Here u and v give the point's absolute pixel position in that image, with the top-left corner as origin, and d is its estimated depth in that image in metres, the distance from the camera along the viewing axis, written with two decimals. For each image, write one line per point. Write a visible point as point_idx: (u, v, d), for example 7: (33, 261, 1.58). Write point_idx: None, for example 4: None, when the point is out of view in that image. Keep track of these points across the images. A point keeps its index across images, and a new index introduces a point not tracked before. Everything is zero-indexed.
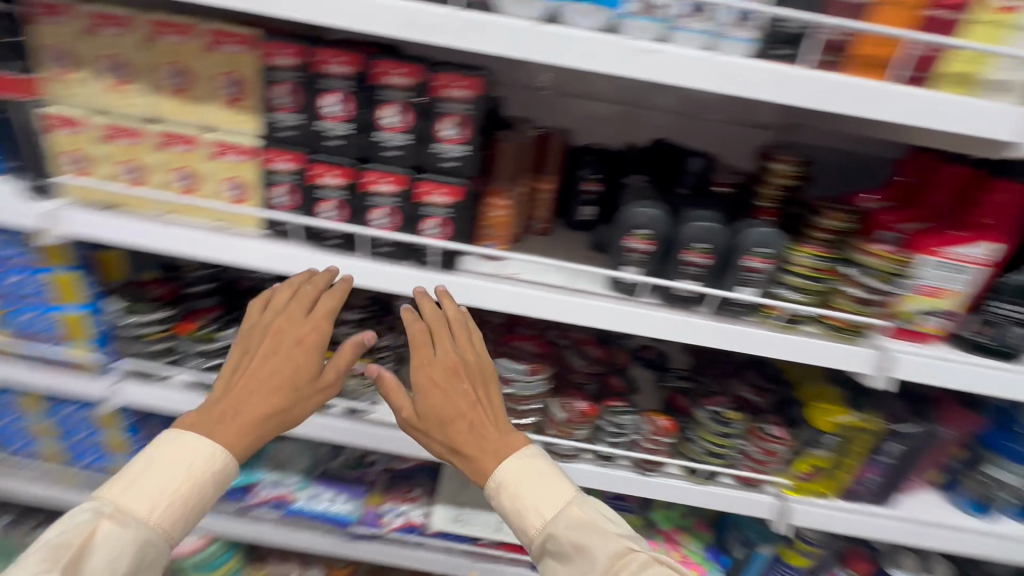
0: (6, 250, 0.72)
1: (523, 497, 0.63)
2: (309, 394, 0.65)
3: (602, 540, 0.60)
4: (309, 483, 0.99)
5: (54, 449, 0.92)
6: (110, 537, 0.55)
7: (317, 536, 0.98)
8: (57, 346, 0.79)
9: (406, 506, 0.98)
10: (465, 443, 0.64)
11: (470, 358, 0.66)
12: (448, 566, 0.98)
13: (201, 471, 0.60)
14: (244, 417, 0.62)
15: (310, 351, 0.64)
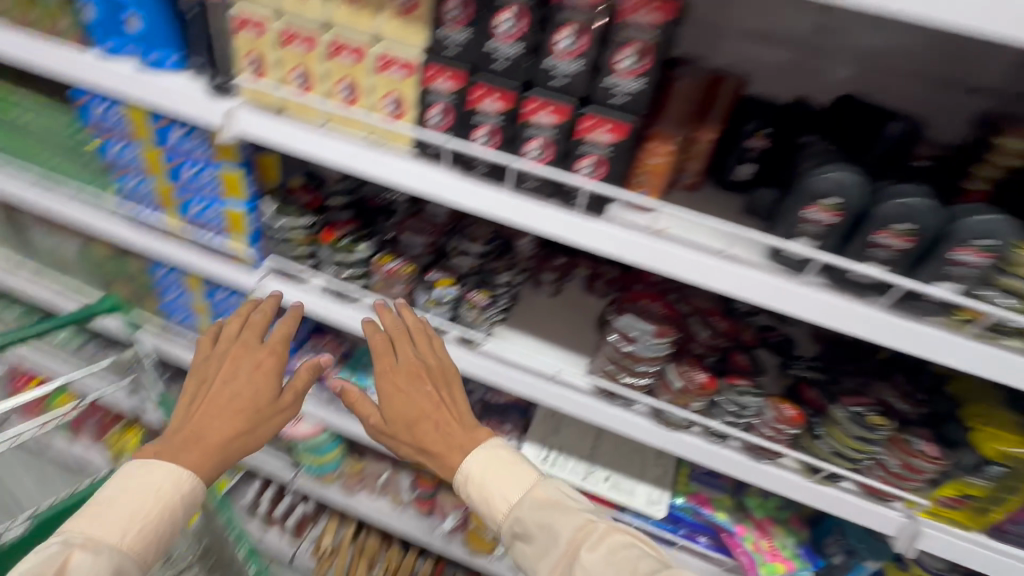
0: (188, 143, 0.80)
1: (489, 485, 0.68)
2: (270, 414, 0.72)
3: (567, 514, 0.63)
4: None
5: (208, 326, 1.05)
6: (83, 565, 0.55)
7: None
8: (220, 236, 0.88)
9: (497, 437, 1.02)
10: (430, 440, 0.71)
11: (420, 366, 0.75)
12: None
13: (171, 493, 0.63)
14: (209, 439, 0.67)
15: (268, 373, 0.73)
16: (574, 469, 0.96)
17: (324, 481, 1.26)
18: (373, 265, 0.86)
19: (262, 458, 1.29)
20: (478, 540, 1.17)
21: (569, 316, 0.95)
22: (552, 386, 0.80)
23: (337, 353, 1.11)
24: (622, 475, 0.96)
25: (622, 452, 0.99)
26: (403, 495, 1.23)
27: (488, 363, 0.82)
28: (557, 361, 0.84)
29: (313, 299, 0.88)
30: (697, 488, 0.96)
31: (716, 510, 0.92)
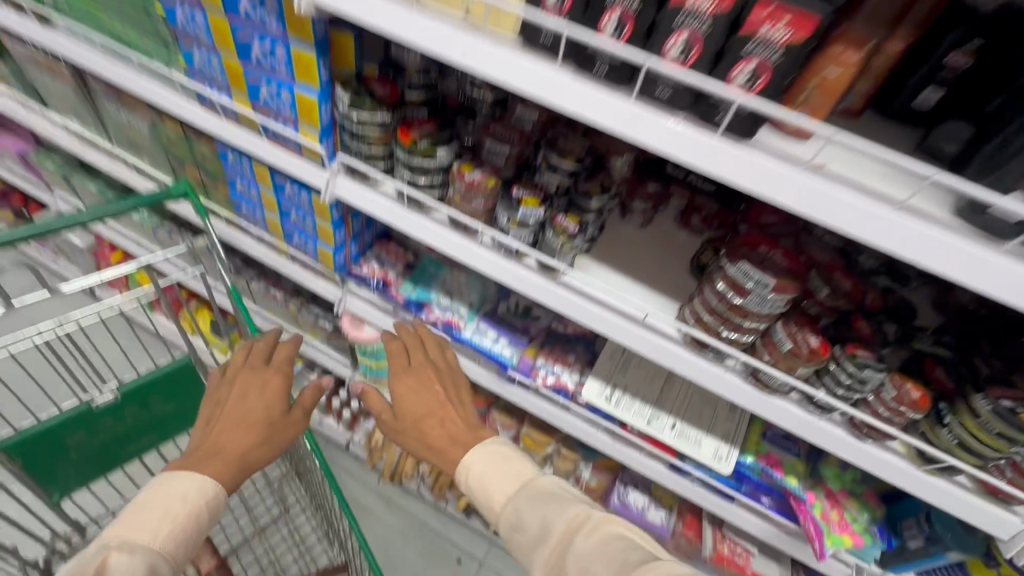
0: (262, 14, 0.70)
1: (488, 478, 0.70)
2: (282, 427, 0.78)
3: (563, 505, 0.63)
4: (475, 317, 1.01)
5: (276, 221, 1.02)
6: (121, 563, 0.55)
7: (475, 367, 1.02)
8: (291, 127, 0.81)
9: (560, 368, 0.98)
10: (434, 433, 0.78)
11: (431, 367, 0.86)
12: (587, 435, 0.99)
13: (196, 499, 0.65)
14: (228, 450, 0.71)
15: (276, 389, 0.79)
16: (640, 412, 0.92)
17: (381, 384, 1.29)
18: (452, 174, 0.78)
19: (323, 354, 1.32)
20: None
21: (658, 253, 0.86)
22: (637, 329, 0.73)
23: (401, 263, 1.06)
24: (689, 425, 0.90)
25: (691, 401, 0.93)
26: None
27: (568, 295, 0.75)
28: (643, 303, 0.76)
29: (384, 205, 0.81)
30: (769, 449, 0.89)
31: (788, 475, 0.87)
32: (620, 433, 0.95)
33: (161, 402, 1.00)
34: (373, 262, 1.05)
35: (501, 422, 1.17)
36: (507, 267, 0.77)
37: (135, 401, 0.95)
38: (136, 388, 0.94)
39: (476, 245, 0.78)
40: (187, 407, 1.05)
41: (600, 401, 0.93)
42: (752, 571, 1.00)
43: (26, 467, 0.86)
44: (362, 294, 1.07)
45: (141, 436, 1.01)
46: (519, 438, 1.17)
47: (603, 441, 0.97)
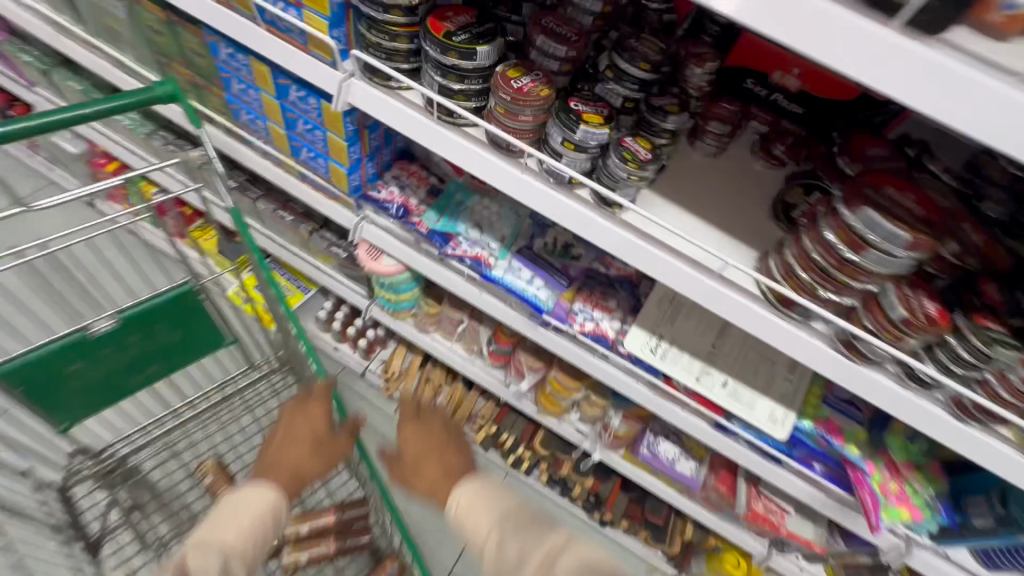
0: None
1: (475, 509, 0.69)
2: (329, 438, 0.88)
3: (541, 537, 0.64)
4: (507, 254, 0.90)
5: (280, 132, 0.88)
6: (197, 562, 0.65)
7: (504, 308, 0.92)
8: (296, 11, 0.65)
9: (599, 314, 0.88)
10: (431, 473, 0.77)
11: (432, 429, 0.85)
12: (627, 389, 0.90)
13: (258, 506, 0.75)
14: (286, 460, 0.83)
15: (319, 405, 0.92)
16: (688, 367, 0.82)
17: (399, 318, 1.21)
18: (495, 82, 0.62)
19: (338, 283, 1.23)
20: (551, 404, 1.12)
21: (732, 190, 0.72)
22: (709, 281, 0.61)
23: (423, 187, 0.94)
24: (742, 385, 0.81)
25: (745, 358, 0.84)
26: (479, 346, 1.17)
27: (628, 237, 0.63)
28: (715, 250, 0.64)
29: (410, 116, 0.66)
30: (829, 414, 0.81)
31: (848, 443, 0.79)
32: (663, 388, 0.86)
33: (166, 332, 0.93)
34: (391, 186, 0.92)
35: (527, 364, 1.09)
36: (556, 201, 0.64)
37: (136, 330, 0.88)
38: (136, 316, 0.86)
39: (521, 173, 0.64)
40: (193, 337, 0.98)
41: (644, 353, 0.83)
42: (785, 529, 0.96)
43: (26, 394, 0.81)
44: (379, 222, 0.95)
45: (147, 366, 0.95)
46: (546, 381, 1.10)
47: (643, 394, 0.89)
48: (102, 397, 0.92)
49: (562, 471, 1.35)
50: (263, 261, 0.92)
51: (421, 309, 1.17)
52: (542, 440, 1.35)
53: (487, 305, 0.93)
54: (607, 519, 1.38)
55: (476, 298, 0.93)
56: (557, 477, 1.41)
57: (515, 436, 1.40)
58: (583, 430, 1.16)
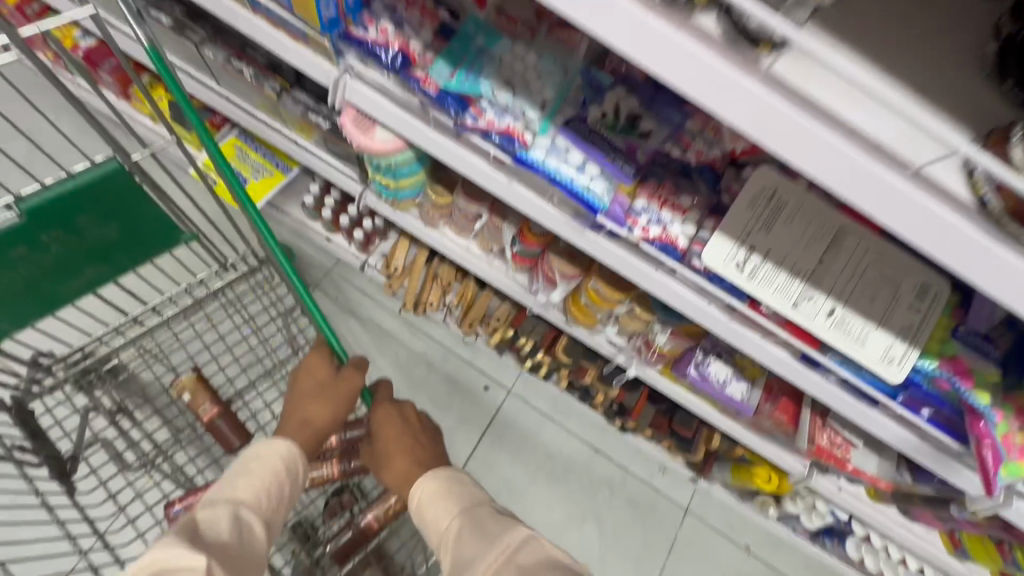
0: None
1: (435, 505, 0.71)
2: (338, 385, 0.84)
3: (502, 529, 0.63)
4: (549, 128, 0.65)
5: None
6: (209, 522, 0.60)
7: (540, 202, 0.68)
8: None
9: (667, 215, 0.67)
10: (399, 463, 0.80)
11: (406, 430, 0.84)
12: (693, 311, 0.70)
13: (275, 463, 0.73)
14: (298, 413, 0.82)
15: (322, 356, 0.88)
16: (784, 291, 0.62)
17: (400, 207, 0.98)
18: None
19: (320, 163, 0.98)
20: (583, 314, 0.95)
21: (923, 31, 0.45)
22: (896, 180, 0.39)
23: (429, 26, 0.66)
24: (855, 313, 0.62)
25: (863, 278, 0.63)
26: (499, 245, 0.96)
27: (778, 104, 0.39)
28: (904, 136, 0.40)
29: None
30: (957, 351, 0.63)
31: (976, 388, 0.62)
32: (744, 312, 0.67)
33: (96, 228, 0.72)
34: (383, 20, 0.64)
35: (559, 270, 0.89)
36: (666, 37, 0.38)
37: (52, 226, 0.67)
38: (46, 209, 0.65)
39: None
40: (136, 231, 0.78)
41: (728, 271, 0.63)
42: (850, 464, 0.85)
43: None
44: (368, 76, 0.68)
45: (82, 268, 0.77)
46: (581, 290, 0.91)
47: (714, 317, 0.70)
48: (40, 306, 0.77)
49: (584, 379, 1.24)
50: (204, 128, 0.71)
51: (427, 198, 0.94)
52: (565, 347, 1.21)
53: (514, 198, 0.69)
54: (630, 426, 1.30)
55: (502, 188, 0.69)
56: (578, 384, 1.30)
57: (534, 341, 1.25)
58: (617, 343, 1.01)
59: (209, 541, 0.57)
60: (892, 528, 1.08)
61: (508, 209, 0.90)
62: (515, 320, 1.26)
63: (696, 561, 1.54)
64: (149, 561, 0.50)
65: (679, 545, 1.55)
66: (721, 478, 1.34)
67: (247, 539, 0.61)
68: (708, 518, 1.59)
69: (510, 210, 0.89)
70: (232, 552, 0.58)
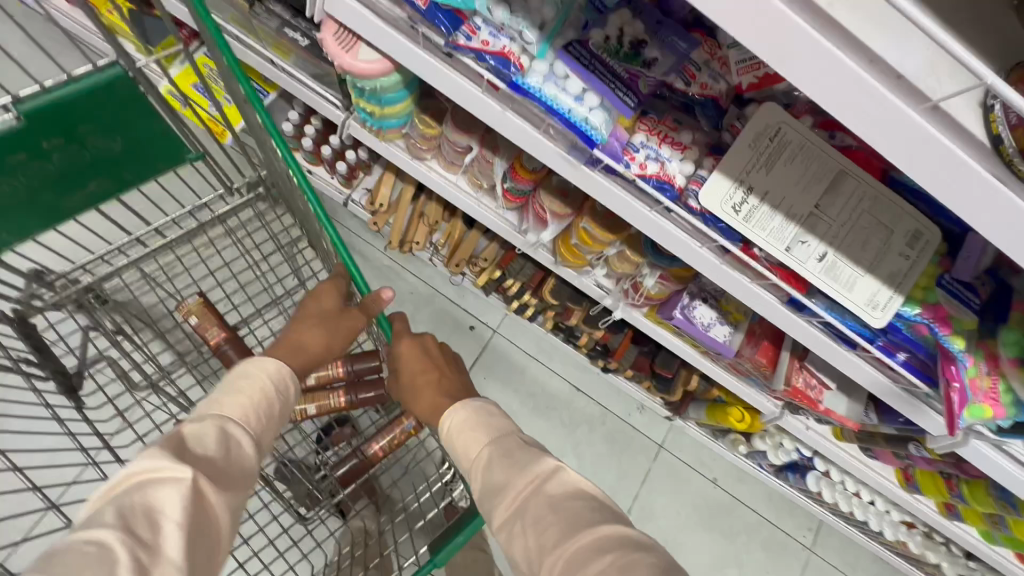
0: None
1: (466, 431, 0.71)
2: (347, 319, 0.80)
3: (530, 459, 0.63)
4: (548, 54, 0.61)
5: None
6: (195, 434, 0.54)
7: (535, 133, 0.65)
8: None
9: (667, 151, 0.65)
10: (426, 396, 0.78)
11: (431, 366, 0.81)
12: (684, 253, 0.70)
13: (264, 379, 0.65)
14: (302, 341, 0.76)
15: (334, 287, 0.82)
16: (778, 233, 0.62)
17: (386, 138, 0.93)
18: None
19: (300, 87, 0.92)
20: (573, 255, 0.94)
21: None
22: (904, 109, 0.37)
23: None
24: (847, 259, 0.62)
25: (857, 224, 0.62)
26: (488, 182, 0.93)
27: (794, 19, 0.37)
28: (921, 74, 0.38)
29: None
30: (940, 299, 0.64)
31: (953, 333, 0.63)
32: (737, 255, 0.67)
33: (98, 139, 0.62)
34: None
35: (551, 210, 0.87)
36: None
37: (50, 132, 0.58)
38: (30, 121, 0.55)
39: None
40: (141, 144, 0.67)
41: (723, 213, 0.62)
42: (822, 405, 0.89)
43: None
44: None
45: (87, 179, 0.66)
46: (571, 230, 0.89)
47: (706, 260, 0.69)
48: (38, 224, 0.67)
49: (570, 320, 1.25)
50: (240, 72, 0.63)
51: (415, 129, 0.89)
52: (552, 289, 1.21)
53: (507, 131, 0.66)
54: (612, 367, 1.33)
55: (495, 119, 0.65)
56: (564, 325, 1.31)
57: (522, 282, 1.25)
58: (605, 285, 1.01)
59: (196, 456, 0.51)
60: (851, 464, 1.15)
61: (500, 142, 0.86)
62: (503, 261, 1.25)
63: (667, 491, 1.64)
64: (135, 469, 0.45)
65: (652, 477, 1.64)
66: (696, 417, 1.40)
67: (237, 456, 0.55)
68: (680, 453, 1.67)
69: (502, 143, 0.85)
70: (219, 466, 0.53)
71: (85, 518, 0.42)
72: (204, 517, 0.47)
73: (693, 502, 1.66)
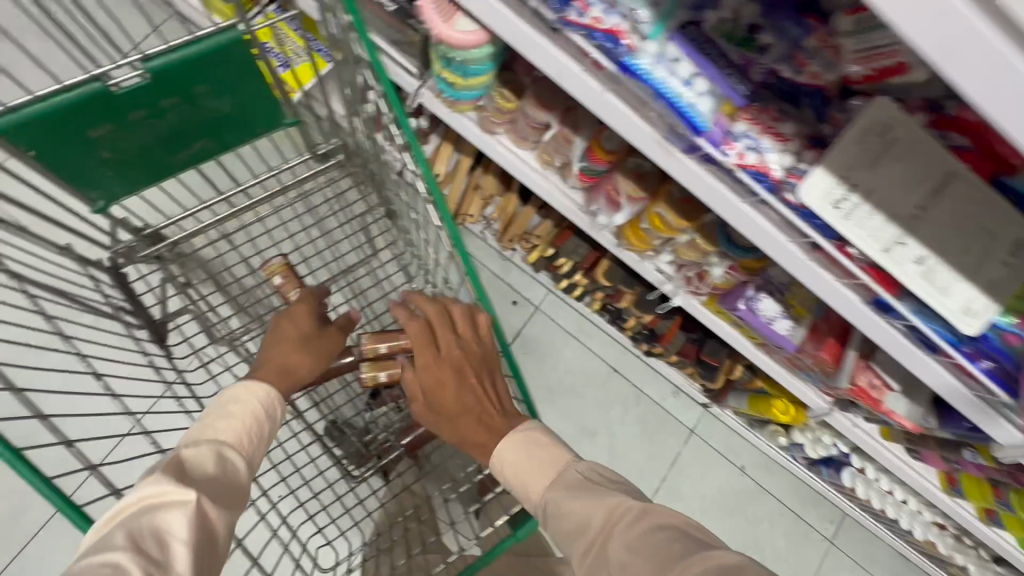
0: None
1: (521, 471, 0.74)
2: (323, 339, 0.82)
3: (600, 493, 0.68)
4: (662, 34, 0.59)
5: None
6: (194, 458, 0.57)
7: (633, 117, 0.64)
8: None
9: (769, 141, 0.62)
10: (470, 429, 0.77)
11: (459, 375, 0.78)
12: (771, 246, 0.69)
13: (251, 401, 0.67)
14: (288, 361, 0.76)
15: (308, 309, 0.84)
16: (879, 234, 0.60)
17: (458, 110, 0.92)
18: None
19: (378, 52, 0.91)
20: (638, 239, 0.93)
21: None
22: None
23: None
24: (948, 264, 0.61)
25: (961, 229, 0.60)
26: (560, 161, 0.92)
27: (957, 5, 0.36)
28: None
29: None
30: None
31: None
32: (828, 251, 0.66)
33: (209, 99, 0.74)
34: None
35: (626, 193, 0.86)
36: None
37: (171, 91, 0.69)
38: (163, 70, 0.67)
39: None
40: (245, 107, 0.78)
41: (825, 210, 0.60)
42: (884, 407, 0.88)
43: (40, 156, 0.67)
44: None
45: (191, 141, 0.78)
46: (643, 215, 0.88)
47: (793, 254, 0.69)
48: (149, 175, 0.79)
49: (620, 303, 1.25)
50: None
51: (491, 102, 0.88)
52: (606, 271, 1.21)
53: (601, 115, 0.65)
54: (657, 351, 1.34)
55: (592, 101, 0.64)
56: (612, 307, 1.32)
57: (574, 262, 1.25)
58: (666, 271, 1.01)
59: (198, 478, 0.55)
60: (894, 464, 1.15)
61: (581, 119, 0.85)
62: (558, 239, 1.25)
63: (694, 475, 1.67)
64: (139, 496, 0.49)
65: (680, 460, 1.66)
66: (734, 406, 1.40)
67: (229, 476, 0.58)
68: (710, 439, 1.69)
69: (584, 122, 0.84)
70: (220, 485, 0.56)
71: (98, 541, 0.47)
72: (208, 535, 0.51)
73: (719, 488, 1.68)
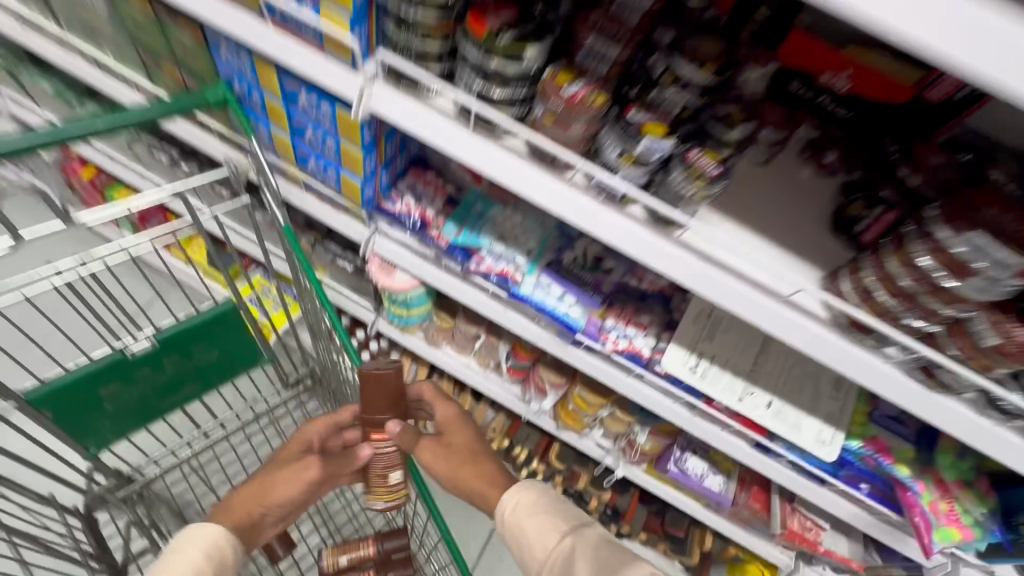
0: (322, 105, 0.69)
1: (527, 526, 0.69)
2: (305, 474, 0.73)
3: (619, 557, 0.60)
4: (536, 269, 0.84)
5: (285, 140, 0.81)
6: None
7: (537, 328, 0.86)
8: (319, 98, 0.69)
9: (633, 330, 0.82)
10: (473, 479, 0.79)
11: (474, 425, 0.86)
12: (661, 407, 0.86)
13: (203, 542, 0.65)
14: (247, 499, 0.71)
15: (299, 445, 0.77)
16: (731, 388, 0.77)
17: (408, 332, 1.13)
18: (543, 86, 0.57)
19: (341, 296, 1.15)
20: (572, 420, 1.08)
21: (785, 209, 0.67)
22: (745, 292, 0.57)
23: (440, 197, 0.87)
24: (788, 403, 0.77)
25: (788, 374, 0.80)
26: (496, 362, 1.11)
27: (670, 251, 0.58)
28: (754, 259, 0.61)
29: (444, 128, 0.60)
30: (875, 432, 0.78)
31: (896, 462, 0.76)
32: (703, 408, 0.82)
33: (202, 351, 0.89)
34: (407, 196, 0.86)
35: (549, 382, 1.05)
36: (541, 182, 0.59)
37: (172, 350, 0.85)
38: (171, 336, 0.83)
39: (515, 160, 0.60)
40: (231, 355, 0.93)
41: (685, 374, 0.78)
42: (822, 546, 0.95)
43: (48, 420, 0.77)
44: (393, 236, 0.88)
45: (182, 386, 0.90)
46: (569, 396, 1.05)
47: (679, 412, 0.85)
48: (136, 420, 0.88)
49: (578, 484, 1.31)
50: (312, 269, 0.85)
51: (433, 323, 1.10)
52: (559, 453, 1.31)
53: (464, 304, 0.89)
54: (626, 531, 1.34)
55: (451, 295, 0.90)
56: (573, 490, 1.37)
57: (529, 449, 1.34)
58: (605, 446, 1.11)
59: None
60: None
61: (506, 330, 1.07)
62: (510, 430, 1.34)
63: None
64: None
65: None
66: None
67: None
68: None
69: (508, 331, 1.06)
70: None
71: None
72: None
73: None
